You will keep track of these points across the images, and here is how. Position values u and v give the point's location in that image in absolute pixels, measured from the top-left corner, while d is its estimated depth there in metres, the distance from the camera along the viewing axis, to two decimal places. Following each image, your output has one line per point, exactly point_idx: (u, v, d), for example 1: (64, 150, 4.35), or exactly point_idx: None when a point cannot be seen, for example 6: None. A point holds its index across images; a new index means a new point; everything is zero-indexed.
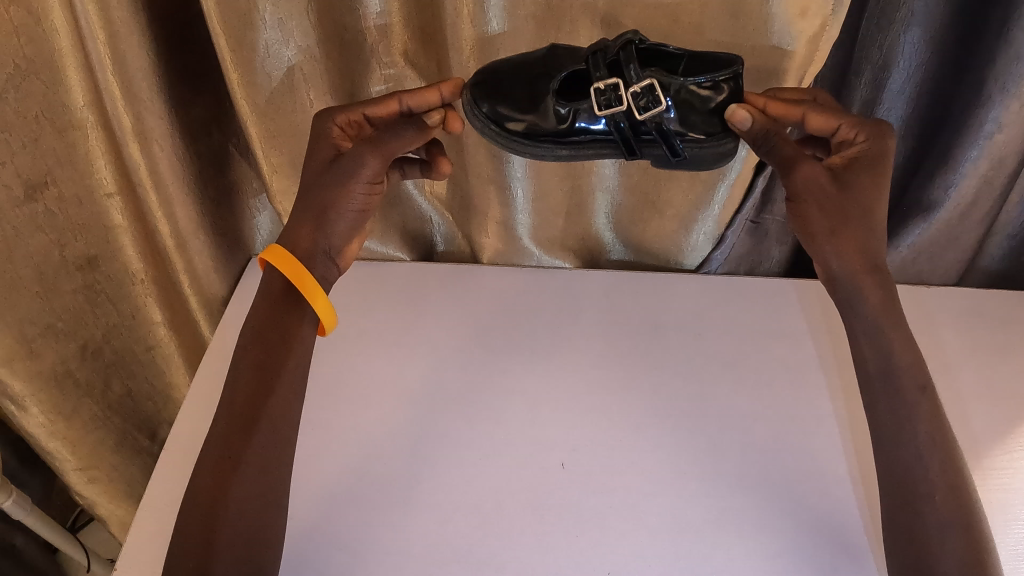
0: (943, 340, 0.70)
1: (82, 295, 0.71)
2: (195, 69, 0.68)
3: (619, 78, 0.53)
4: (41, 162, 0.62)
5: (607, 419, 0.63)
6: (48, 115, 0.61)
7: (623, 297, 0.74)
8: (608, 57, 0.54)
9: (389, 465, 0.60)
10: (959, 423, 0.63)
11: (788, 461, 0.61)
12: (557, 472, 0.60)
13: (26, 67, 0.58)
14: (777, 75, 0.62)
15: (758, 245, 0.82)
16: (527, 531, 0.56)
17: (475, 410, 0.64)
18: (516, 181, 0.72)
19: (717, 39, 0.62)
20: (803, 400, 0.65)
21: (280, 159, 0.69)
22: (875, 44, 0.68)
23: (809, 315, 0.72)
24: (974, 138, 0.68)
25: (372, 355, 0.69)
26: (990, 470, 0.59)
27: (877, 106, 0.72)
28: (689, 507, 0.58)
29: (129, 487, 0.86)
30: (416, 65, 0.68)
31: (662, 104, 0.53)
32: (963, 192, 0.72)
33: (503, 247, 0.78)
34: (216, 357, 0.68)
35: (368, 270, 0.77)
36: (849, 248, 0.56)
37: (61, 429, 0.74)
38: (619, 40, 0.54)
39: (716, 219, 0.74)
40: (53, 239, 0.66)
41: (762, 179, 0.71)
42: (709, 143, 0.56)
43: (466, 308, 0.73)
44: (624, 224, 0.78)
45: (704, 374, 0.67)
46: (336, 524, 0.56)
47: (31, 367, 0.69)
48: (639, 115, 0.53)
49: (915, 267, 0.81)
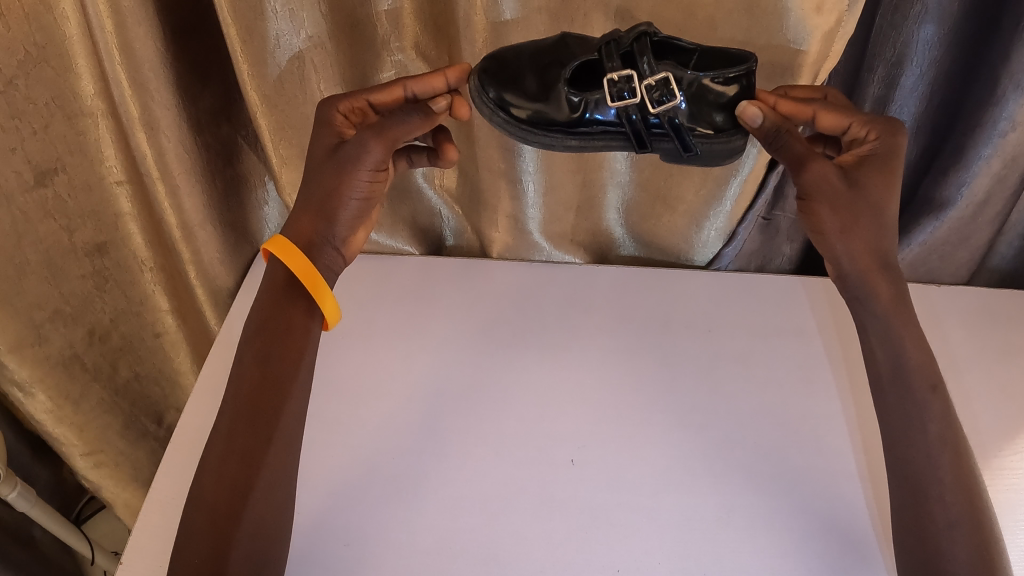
0: (953, 341, 0.69)
1: (90, 281, 0.72)
2: (205, 59, 0.68)
3: (632, 70, 0.53)
4: (52, 148, 0.63)
5: (616, 416, 0.63)
6: (58, 102, 0.61)
7: (628, 294, 0.74)
8: (622, 48, 0.53)
9: (397, 462, 0.59)
10: (969, 424, 0.62)
11: (799, 459, 0.61)
12: (566, 467, 0.59)
13: (37, 54, 0.58)
14: (792, 71, 0.62)
15: (769, 242, 0.82)
16: (535, 529, 0.56)
17: (484, 405, 0.63)
18: (526, 175, 0.71)
19: (730, 34, 0.61)
20: (813, 398, 0.65)
21: (288, 151, 0.69)
22: (889, 41, 0.67)
23: (818, 312, 0.72)
24: (987, 137, 0.67)
25: (379, 351, 0.68)
26: (999, 470, 0.59)
27: (889, 104, 0.71)
28: (697, 505, 0.57)
29: (138, 471, 0.87)
30: (427, 56, 0.68)
31: (676, 98, 0.53)
32: (974, 191, 0.71)
33: (512, 243, 0.78)
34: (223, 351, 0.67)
35: (377, 264, 0.76)
36: (859, 246, 0.55)
37: (69, 414, 0.75)
38: (632, 31, 0.53)
39: (727, 215, 0.72)
40: (61, 225, 0.67)
41: (774, 176, 0.70)
42: (718, 139, 0.55)
43: (474, 303, 0.72)
44: (635, 219, 0.78)
45: (714, 373, 0.67)
46: (343, 519, 0.56)
47: (40, 352, 0.70)
48: (653, 108, 0.53)
49: (924, 266, 0.81)
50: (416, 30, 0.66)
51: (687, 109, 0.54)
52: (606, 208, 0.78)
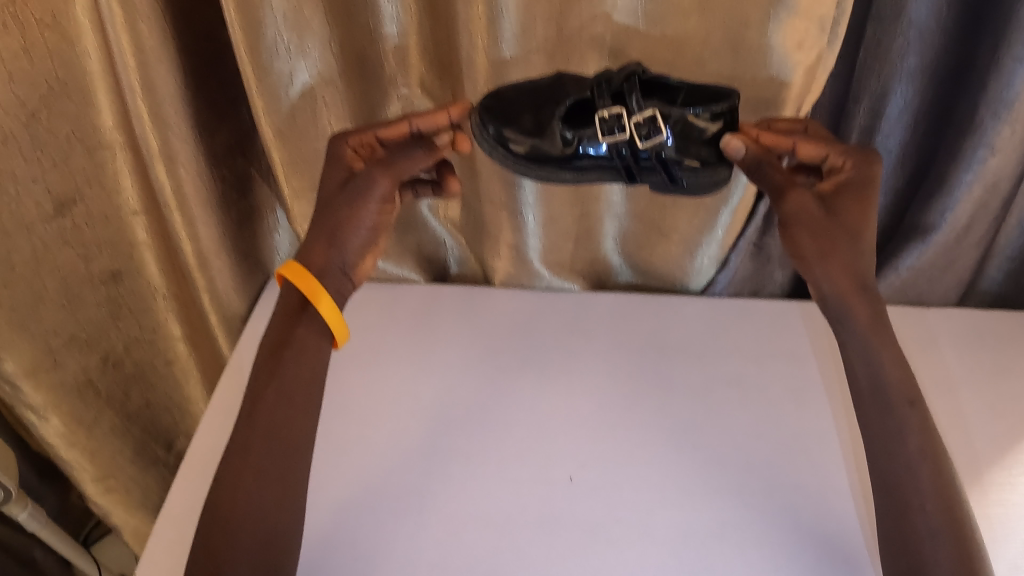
0: (941, 362, 0.72)
1: (105, 308, 0.75)
2: (221, 96, 0.71)
3: (622, 108, 0.56)
4: (71, 180, 0.66)
5: (618, 436, 0.65)
6: (77, 136, 0.64)
7: (626, 318, 0.76)
8: (612, 87, 0.57)
9: (403, 482, 0.62)
10: (957, 441, 0.65)
11: (790, 477, 0.63)
12: (566, 485, 0.62)
13: (59, 88, 0.61)
14: (776, 104, 0.65)
15: (762, 268, 0.84)
16: (536, 543, 0.58)
17: (488, 427, 0.66)
18: (526, 207, 0.74)
19: (719, 70, 0.64)
20: (803, 419, 0.67)
21: (300, 184, 0.72)
22: (874, 73, 0.70)
23: (811, 335, 0.74)
24: (968, 164, 0.70)
25: (386, 375, 0.71)
26: (989, 485, 0.61)
27: (875, 134, 0.74)
28: (692, 520, 0.60)
29: (146, 497, 0.90)
30: (432, 93, 0.71)
31: (662, 134, 0.56)
32: (958, 216, 0.74)
33: (514, 272, 0.80)
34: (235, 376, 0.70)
35: (383, 293, 0.79)
36: (838, 269, 0.58)
37: (80, 439, 0.78)
38: (623, 71, 0.57)
39: (720, 242, 0.75)
40: (78, 253, 0.70)
41: (764, 204, 0.73)
42: (704, 171, 0.58)
43: (478, 329, 0.75)
44: (631, 248, 0.80)
45: (711, 398, 0.69)
46: (352, 535, 0.58)
47: (53, 377, 0.73)
48: (641, 143, 0.56)
49: (913, 290, 0.83)
50: (422, 68, 0.69)
51: (675, 143, 0.57)
52: (603, 237, 0.80)
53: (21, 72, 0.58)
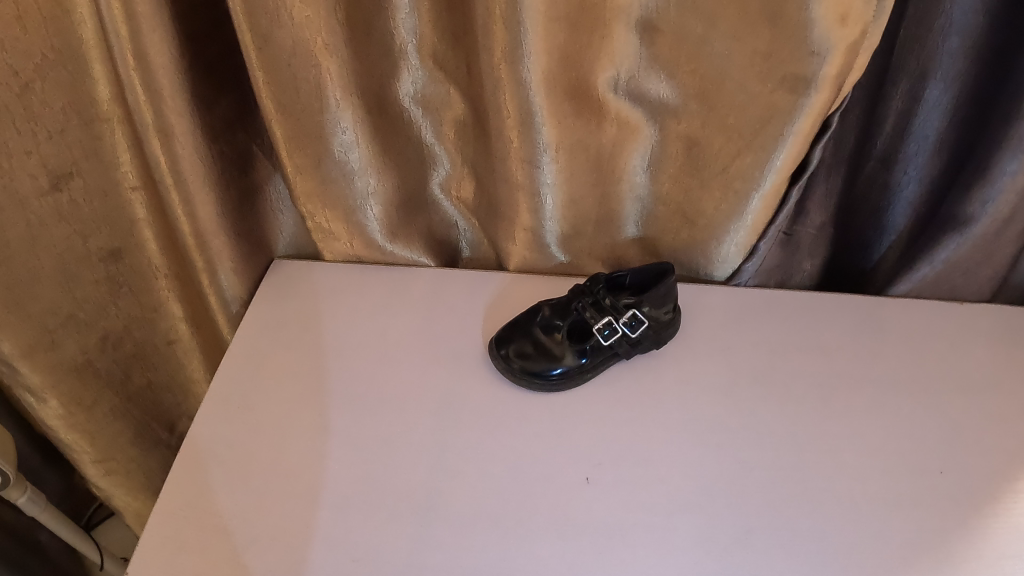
0: (966, 363, 0.69)
1: (104, 286, 0.71)
2: (219, 67, 0.67)
3: (610, 316, 0.65)
4: (68, 152, 0.62)
5: (639, 434, 0.62)
6: (74, 107, 0.61)
7: (626, 297, 0.69)
8: (594, 302, 0.67)
9: (408, 482, 0.59)
10: (984, 452, 0.62)
11: (820, 480, 0.59)
12: (582, 485, 0.58)
13: (54, 58, 0.57)
14: (813, 84, 0.59)
15: (791, 258, 0.82)
16: (549, 546, 0.55)
17: (497, 421, 0.63)
18: (545, 187, 0.69)
19: (755, 47, 0.59)
20: (832, 419, 0.64)
21: (303, 161, 0.68)
22: (914, 53, 0.66)
23: (839, 332, 0.71)
24: (1012, 152, 0.65)
25: (394, 367, 0.68)
26: (1012, 494, 0.59)
27: (913, 116, 0.70)
28: (717, 524, 0.56)
29: (148, 479, 0.88)
30: (445, 66, 0.66)
31: (638, 325, 0.65)
32: (1000, 208, 0.69)
33: (530, 257, 0.76)
34: (238, 373, 0.67)
35: (392, 278, 0.77)
36: None
37: (80, 421, 0.76)
38: (602, 291, 0.67)
39: (749, 229, 0.70)
40: (76, 230, 0.66)
41: (797, 189, 0.69)
42: (656, 332, 0.66)
43: (490, 320, 0.72)
44: (653, 233, 0.76)
45: (738, 392, 0.66)
46: (351, 538, 0.55)
47: (52, 358, 0.70)
48: (629, 331, 0.65)
49: (945, 284, 0.79)
50: (435, 39, 0.65)
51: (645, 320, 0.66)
52: (623, 220, 0.75)
53: (14, 42, 0.55)
